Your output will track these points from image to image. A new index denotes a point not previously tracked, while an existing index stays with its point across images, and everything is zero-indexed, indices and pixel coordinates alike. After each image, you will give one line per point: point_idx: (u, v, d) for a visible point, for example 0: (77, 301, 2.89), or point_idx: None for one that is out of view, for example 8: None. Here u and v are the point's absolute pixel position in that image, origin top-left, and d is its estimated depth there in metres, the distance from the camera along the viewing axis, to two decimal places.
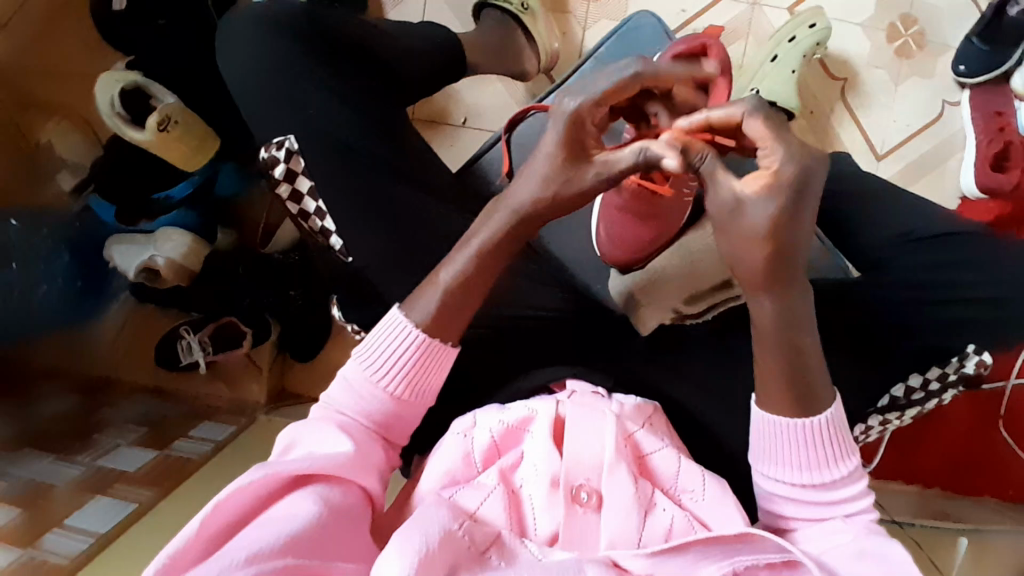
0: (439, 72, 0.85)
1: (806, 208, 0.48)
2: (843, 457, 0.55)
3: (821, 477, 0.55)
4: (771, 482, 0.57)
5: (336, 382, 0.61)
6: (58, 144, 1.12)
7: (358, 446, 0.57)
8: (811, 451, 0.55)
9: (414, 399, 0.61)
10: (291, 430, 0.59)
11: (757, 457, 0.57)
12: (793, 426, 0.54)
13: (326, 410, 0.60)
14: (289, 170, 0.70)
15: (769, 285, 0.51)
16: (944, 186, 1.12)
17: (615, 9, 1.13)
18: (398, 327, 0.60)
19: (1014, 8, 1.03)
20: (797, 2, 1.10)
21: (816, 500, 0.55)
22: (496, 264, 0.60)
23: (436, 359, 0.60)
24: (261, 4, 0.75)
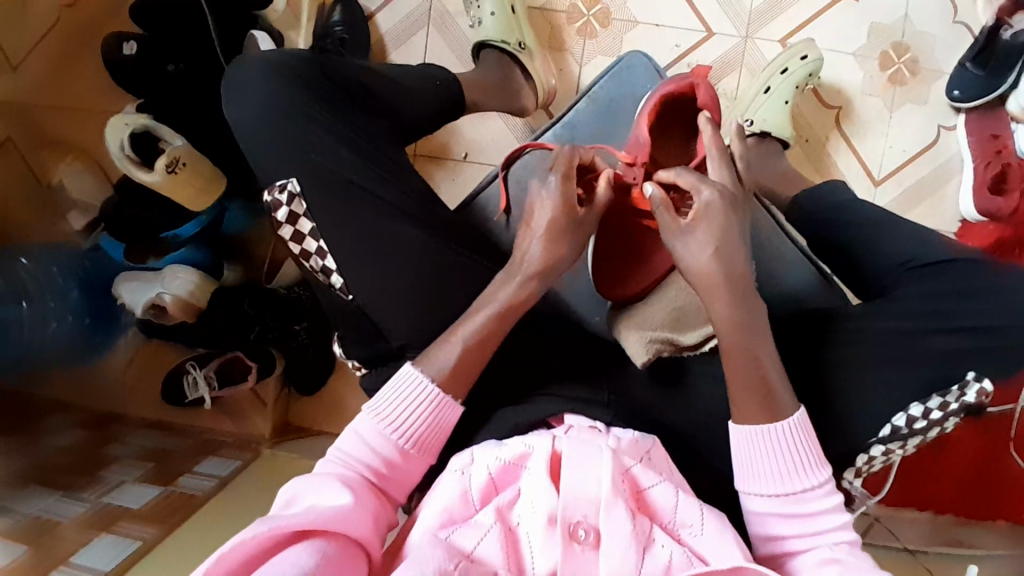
0: (437, 111, 0.87)
1: (736, 230, 0.62)
2: (815, 466, 0.61)
3: (797, 486, 0.60)
4: (755, 499, 0.62)
5: (346, 435, 0.63)
6: (71, 183, 1.15)
7: (358, 500, 0.58)
8: (785, 460, 0.61)
9: (418, 455, 0.64)
10: (292, 485, 0.59)
11: (741, 478, 0.62)
12: (765, 435, 0.61)
13: (334, 463, 0.62)
14: (292, 212, 0.72)
15: (722, 297, 0.62)
16: (942, 211, 1.12)
17: (611, 46, 1.16)
18: (412, 382, 0.64)
19: (1007, 31, 1.03)
20: (789, 35, 1.12)
21: (796, 512, 0.61)
22: (507, 325, 0.66)
23: (445, 413, 0.64)
24: (265, 52, 0.77)
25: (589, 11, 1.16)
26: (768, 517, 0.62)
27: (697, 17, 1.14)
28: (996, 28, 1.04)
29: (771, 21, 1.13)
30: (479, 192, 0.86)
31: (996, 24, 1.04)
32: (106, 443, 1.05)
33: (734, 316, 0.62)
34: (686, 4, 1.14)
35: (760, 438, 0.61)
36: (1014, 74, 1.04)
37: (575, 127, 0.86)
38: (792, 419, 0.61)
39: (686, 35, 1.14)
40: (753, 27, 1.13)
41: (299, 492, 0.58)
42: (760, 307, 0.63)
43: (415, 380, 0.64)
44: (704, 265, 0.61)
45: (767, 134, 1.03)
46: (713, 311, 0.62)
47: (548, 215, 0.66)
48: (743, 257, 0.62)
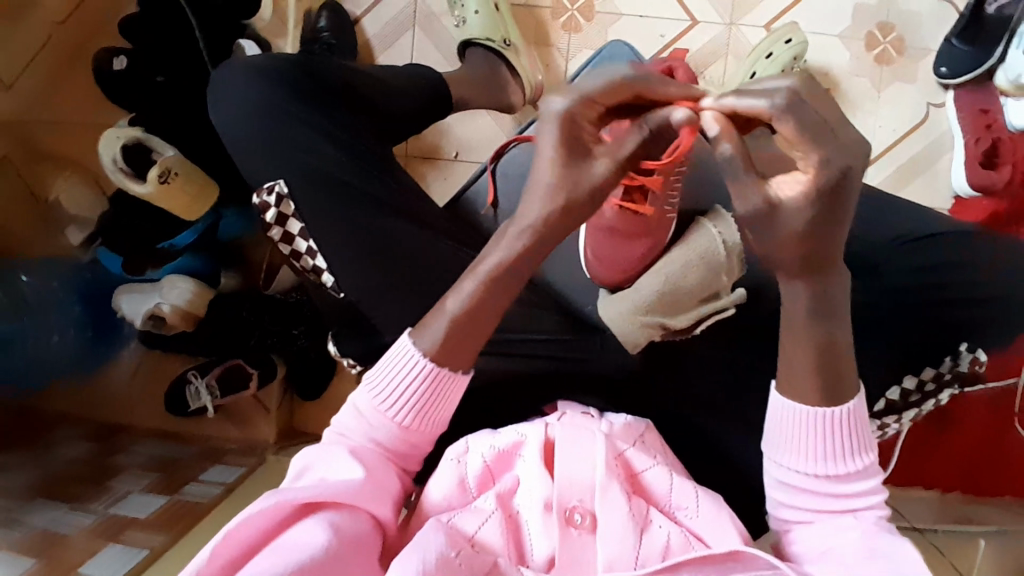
0: (424, 110, 0.88)
1: (842, 209, 0.49)
2: (860, 450, 0.55)
3: (833, 468, 0.55)
4: (780, 468, 0.57)
5: (345, 410, 0.61)
6: (64, 199, 1.16)
7: (371, 474, 0.57)
8: (828, 442, 0.55)
9: (422, 428, 0.60)
10: (304, 457, 0.59)
11: (773, 447, 0.57)
12: (816, 415, 0.55)
13: (339, 436, 0.60)
14: (281, 214, 0.73)
15: (808, 272, 0.52)
16: (936, 188, 1.13)
17: (596, 39, 1.16)
18: (406, 355, 0.59)
19: (992, 4, 1.04)
20: (773, 19, 1.13)
21: (823, 491, 0.55)
22: (500, 298, 0.58)
23: (446, 388, 0.59)
24: (251, 56, 0.78)
25: (573, 5, 1.17)
26: (786, 488, 0.57)
27: (681, 6, 1.14)
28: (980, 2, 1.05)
29: (756, 6, 1.13)
30: (467, 188, 0.87)
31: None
32: (112, 454, 1.06)
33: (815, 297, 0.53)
34: None
35: (810, 416, 0.55)
36: (1002, 48, 1.03)
37: None
38: (846, 406, 0.55)
39: (671, 25, 1.14)
40: (738, 13, 1.13)
41: (311, 464, 0.58)
42: (840, 285, 0.54)
43: (408, 355, 0.59)
44: (802, 227, 0.49)
45: None
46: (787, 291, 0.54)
47: (551, 159, 0.52)
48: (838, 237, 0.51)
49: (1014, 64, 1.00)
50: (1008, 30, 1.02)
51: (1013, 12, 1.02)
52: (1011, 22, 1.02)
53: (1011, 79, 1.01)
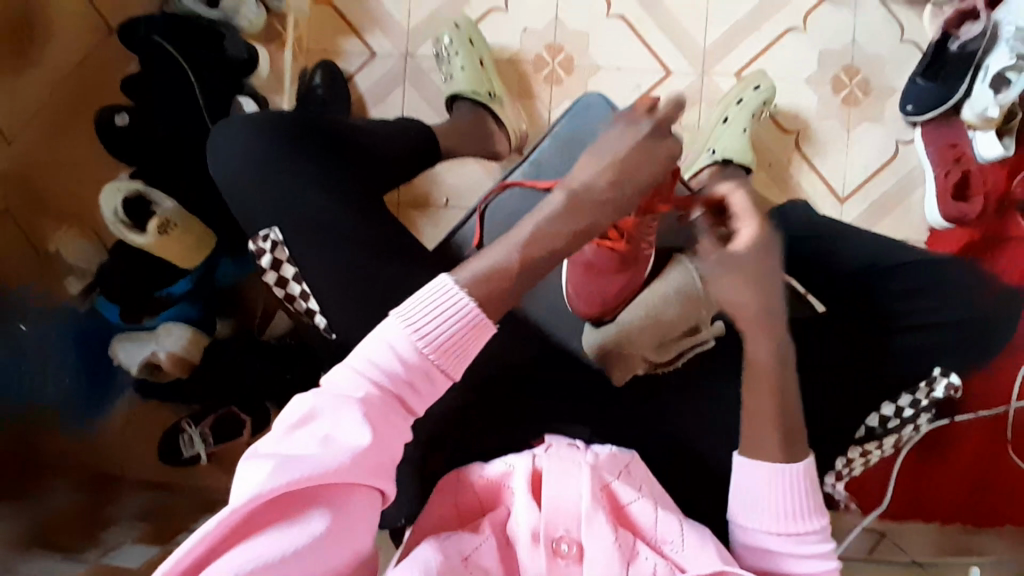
0: (415, 160, 0.93)
1: None
2: (816, 513, 0.62)
3: (793, 523, 0.61)
4: (750, 531, 0.62)
5: (375, 343, 0.56)
6: (65, 250, 1.15)
7: (377, 437, 0.54)
8: (793, 500, 0.61)
9: (446, 373, 0.57)
10: (311, 403, 0.55)
11: (741, 511, 0.63)
12: (777, 476, 0.62)
13: (360, 372, 0.56)
14: (276, 259, 0.77)
15: (773, 332, 0.67)
16: (912, 221, 1.17)
17: (576, 89, 1.23)
18: (449, 299, 0.57)
19: (955, 43, 1.10)
20: (743, 67, 1.20)
21: (790, 550, 0.61)
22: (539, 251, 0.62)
23: (477, 335, 0.58)
24: (248, 115, 0.83)
25: (553, 60, 1.23)
26: (756, 545, 0.62)
27: (656, 59, 1.21)
28: (944, 40, 1.11)
29: (726, 56, 1.20)
30: (453, 233, 0.89)
31: (943, 37, 1.11)
32: (104, 505, 1.06)
33: (774, 353, 0.67)
34: (643, 47, 1.21)
35: (771, 473, 0.62)
36: (966, 84, 1.07)
37: (540, 166, 0.90)
38: (803, 461, 0.62)
39: (646, 75, 1.21)
40: (710, 63, 1.20)
41: (318, 414, 0.54)
42: (790, 344, 0.67)
43: (451, 295, 0.57)
44: None
45: (729, 161, 1.07)
46: (753, 348, 0.67)
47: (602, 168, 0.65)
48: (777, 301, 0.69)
49: (978, 99, 1.04)
50: (973, 64, 1.06)
51: (976, 47, 1.06)
52: (974, 57, 1.06)
53: (977, 113, 1.05)
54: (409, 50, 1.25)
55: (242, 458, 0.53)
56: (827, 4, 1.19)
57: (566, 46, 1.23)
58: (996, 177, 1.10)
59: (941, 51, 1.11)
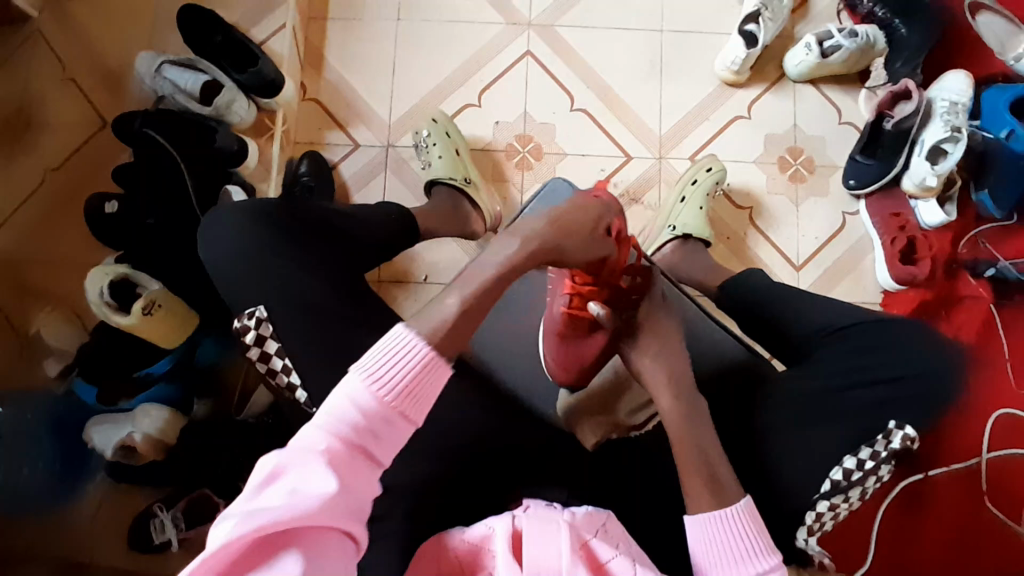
0: (395, 239, 0.99)
1: None
2: (766, 551, 0.66)
3: (744, 569, 0.65)
4: None
5: (333, 395, 0.61)
6: (47, 333, 1.18)
7: (342, 483, 0.56)
8: (742, 542, 0.66)
9: (407, 417, 0.62)
10: (274, 461, 0.56)
11: (700, 566, 0.67)
12: (718, 521, 0.67)
13: (319, 427, 0.59)
14: (259, 336, 0.78)
15: (675, 392, 0.75)
16: (865, 286, 1.25)
17: (545, 173, 1.32)
18: (404, 344, 0.63)
19: (889, 120, 1.20)
20: (697, 151, 1.31)
21: None
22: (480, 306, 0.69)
23: (431, 375, 0.63)
24: (236, 203, 0.88)
25: (524, 147, 1.33)
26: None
27: (617, 145, 1.32)
28: (879, 119, 1.21)
29: (681, 142, 1.32)
30: None
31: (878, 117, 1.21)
32: None
33: (677, 408, 0.74)
34: (605, 135, 1.33)
35: (711, 523, 0.67)
36: (902, 158, 1.21)
37: None
38: (739, 502, 0.68)
39: (609, 160, 1.32)
40: (666, 149, 1.32)
41: (282, 471, 0.56)
42: (701, 400, 0.75)
43: (406, 343, 0.63)
44: None
45: (689, 236, 1.17)
46: (659, 405, 0.75)
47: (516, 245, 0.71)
48: (682, 360, 0.78)
49: (917, 170, 1.18)
50: (909, 140, 1.20)
51: (910, 125, 1.18)
52: (909, 134, 1.19)
53: (916, 183, 1.20)
54: (390, 140, 1.35)
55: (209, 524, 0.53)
56: (768, 96, 1.33)
57: (535, 135, 1.34)
58: (940, 242, 1.22)
59: (877, 129, 1.22)
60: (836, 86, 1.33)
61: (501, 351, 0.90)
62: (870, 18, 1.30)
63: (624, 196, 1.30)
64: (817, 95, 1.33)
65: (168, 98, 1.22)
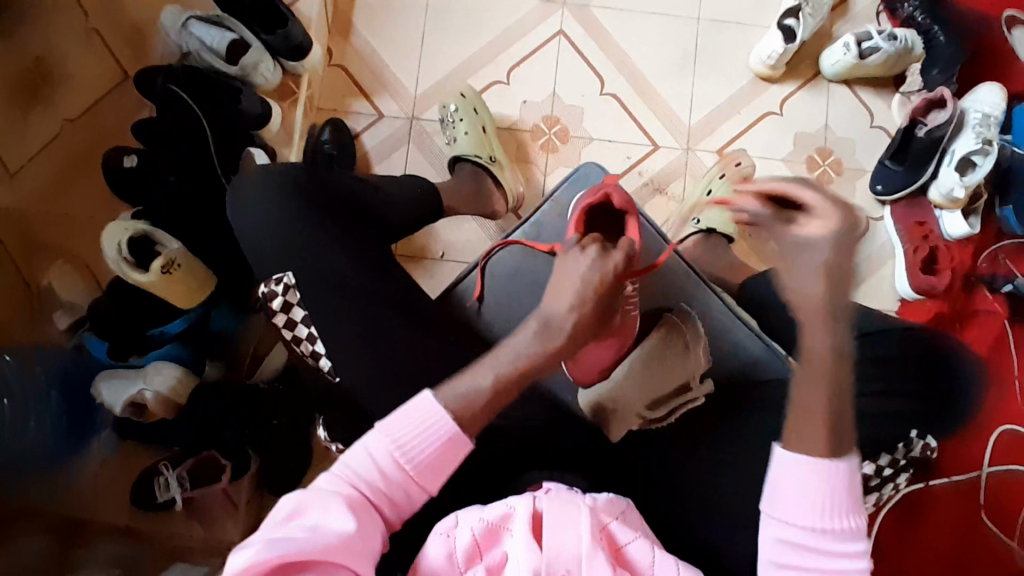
0: (418, 217, 0.97)
1: None
2: (851, 510, 0.64)
3: (824, 521, 0.63)
4: (784, 529, 0.64)
5: (355, 450, 0.64)
6: (58, 287, 1.17)
7: (360, 526, 0.60)
8: (831, 497, 0.63)
9: (421, 484, 0.64)
10: (296, 499, 0.60)
11: (774, 507, 0.65)
12: (814, 471, 0.64)
13: (341, 476, 0.63)
14: (287, 302, 0.78)
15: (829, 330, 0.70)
16: (884, 290, 1.25)
17: (570, 157, 1.31)
18: (428, 410, 0.64)
19: (922, 127, 1.17)
20: (725, 146, 1.30)
21: (822, 548, 0.63)
22: (522, 377, 0.67)
23: (452, 447, 0.64)
24: (269, 166, 0.86)
25: (550, 130, 1.32)
26: (779, 544, 0.64)
27: (644, 134, 1.30)
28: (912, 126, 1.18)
29: (709, 135, 1.30)
30: (455, 284, 0.91)
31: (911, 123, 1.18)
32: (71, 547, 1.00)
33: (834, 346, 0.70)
34: (633, 123, 1.31)
35: (807, 471, 0.64)
36: (931, 167, 1.19)
37: (541, 226, 0.92)
38: (844, 462, 0.64)
39: (636, 149, 1.30)
40: (694, 140, 1.30)
41: (303, 508, 0.60)
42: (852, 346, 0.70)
43: (430, 410, 0.64)
44: None
45: (713, 230, 1.13)
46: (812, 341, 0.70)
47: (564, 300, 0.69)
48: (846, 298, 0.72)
49: (944, 180, 1.16)
50: (939, 149, 1.17)
51: (942, 134, 1.15)
52: (940, 142, 1.16)
53: (943, 194, 1.17)
54: (415, 113, 1.33)
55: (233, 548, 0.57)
56: (801, 94, 1.31)
57: (562, 118, 1.32)
58: (961, 254, 1.21)
59: (908, 135, 1.19)
60: (869, 88, 1.31)
61: (525, 334, 0.87)
62: (909, 22, 1.28)
63: (648, 186, 1.29)
64: (851, 96, 1.31)
65: (194, 54, 1.18)
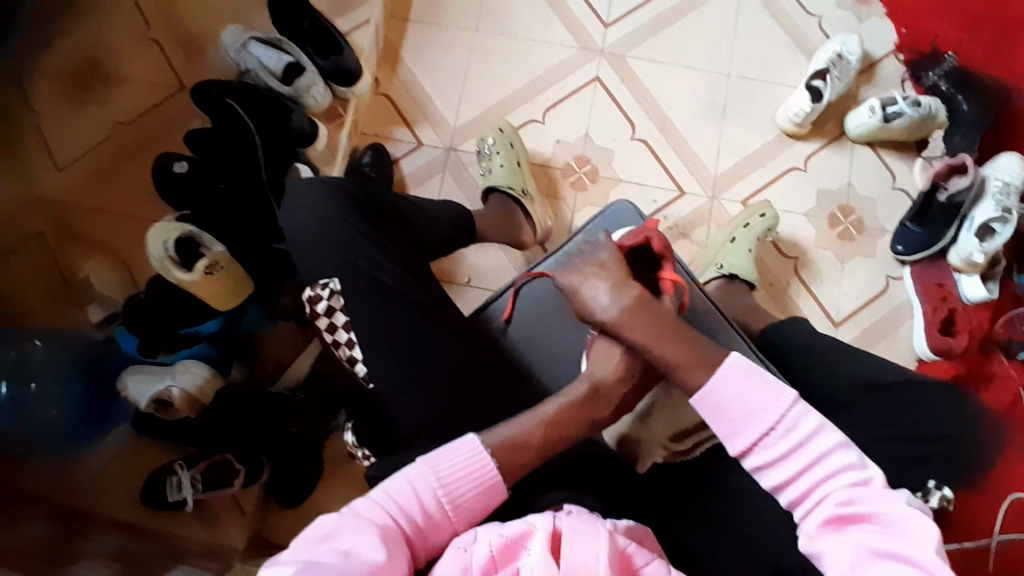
0: (453, 239, 1.01)
1: None
2: (779, 398, 0.69)
3: (768, 423, 0.69)
4: (750, 455, 0.70)
5: (394, 481, 0.67)
6: (93, 279, 1.19)
7: (391, 557, 0.61)
8: (757, 397, 0.70)
9: (453, 525, 0.67)
10: (331, 521, 0.63)
11: (728, 437, 0.71)
12: (728, 380, 0.72)
13: (376, 506, 0.65)
14: (329, 307, 0.82)
15: None
16: (900, 349, 1.26)
17: (598, 196, 1.35)
18: (471, 452, 0.69)
19: (943, 193, 1.22)
20: (749, 196, 1.34)
21: (785, 450, 0.68)
22: (564, 431, 0.73)
23: (488, 493, 0.68)
24: (317, 179, 0.90)
25: (580, 168, 1.37)
26: (768, 476, 0.69)
27: (671, 178, 1.35)
28: (933, 191, 1.22)
29: (735, 184, 1.35)
30: (487, 304, 0.92)
31: (933, 187, 1.22)
32: (74, 538, 0.98)
33: None
34: (661, 168, 1.36)
35: (724, 390, 0.72)
36: (951, 231, 1.22)
37: (572, 256, 0.92)
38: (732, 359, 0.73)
39: (662, 193, 1.35)
40: (719, 189, 1.35)
41: (338, 531, 0.62)
42: None
43: (472, 450, 0.69)
44: None
45: (735, 276, 1.17)
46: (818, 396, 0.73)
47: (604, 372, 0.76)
48: None
49: (964, 244, 1.19)
50: (960, 215, 1.21)
51: (962, 200, 1.20)
52: (960, 208, 1.20)
53: (963, 257, 1.21)
54: (452, 144, 1.39)
55: (264, 565, 0.60)
56: (825, 152, 1.35)
57: (593, 158, 1.37)
58: (978, 318, 1.22)
59: (929, 198, 1.23)
60: (892, 151, 1.36)
61: (551, 360, 0.89)
62: (933, 90, 1.36)
63: (672, 229, 1.32)
64: (873, 158, 1.35)
65: (252, 73, 1.23)
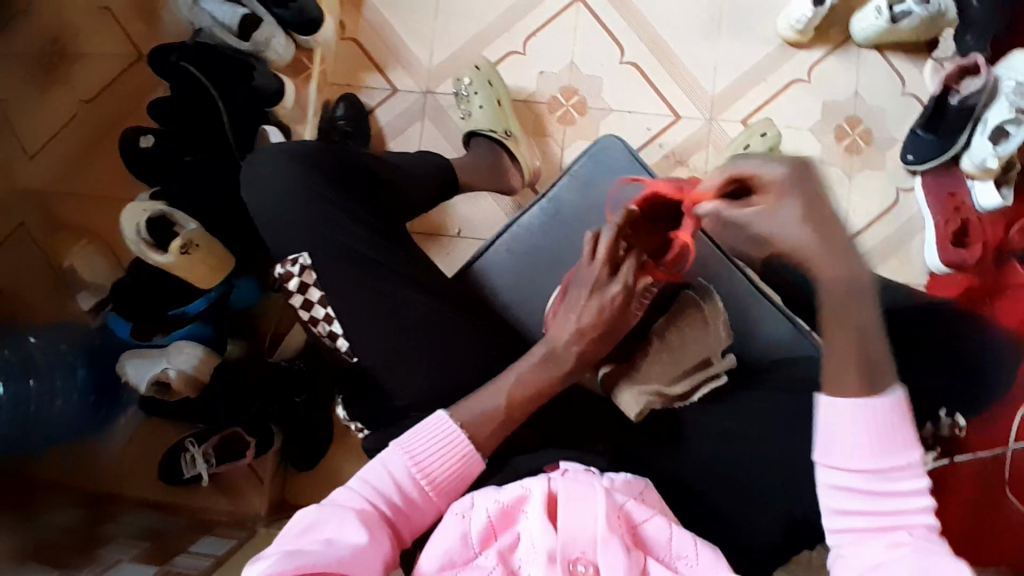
0: (432, 194, 0.95)
1: None
2: (907, 450, 0.57)
3: (882, 462, 0.56)
4: (835, 473, 0.58)
5: (371, 465, 0.67)
6: (81, 268, 1.15)
7: (373, 539, 0.61)
8: (879, 436, 0.56)
9: (438, 499, 0.68)
10: (309, 513, 0.62)
11: (822, 449, 0.59)
12: (858, 404, 0.57)
13: (353, 491, 0.65)
14: (303, 282, 0.79)
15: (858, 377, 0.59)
16: (912, 266, 1.22)
17: (587, 130, 1.27)
18: (444, 427, 0.70)
19: (955, 96, 1.09)
20: (749, 115, 1.25)
21: (871, 488, 0.57)
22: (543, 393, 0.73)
23: (466, 467, 0.69)
24: (276, 145, 0.85)
25: (568, 102, 1.28)
26: (836, 495, 0.58)
27: (665, 104, 1.26)
28: (943, 95, 1.11)
29: (732, 104, 1.26)
30: (472, 261, 0.88)
31: (943, 91, 1.10)
32: (101, 522, 1.00)
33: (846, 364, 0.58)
34: (653, 93, 1.27)
35: (853, 413, 0.57)
36: (964, 136, 1.11)
37: (558, 203, 0.87)
38: (892, 396, 0.57)
39: (656, 119, 1.26)
40: (717, 109, 1.26)
41: (317, 522, 0.61)
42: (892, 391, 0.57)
43: (446, 426, 0.70)
44: None
45: None
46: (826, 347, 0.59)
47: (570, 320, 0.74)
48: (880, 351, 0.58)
49: (977, 150, 1.09)
50: (972, 118, 1.09)
51: (976, 103, 1.07)
52: (972, 112, 1.08)
53: (976, 163, 1.10)
54: (429, 87, 1.30)
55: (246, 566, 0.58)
56: (831, 60, 1.25)
57: (580, 88, 1.28)
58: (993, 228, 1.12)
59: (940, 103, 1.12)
60: (902, 53, 1.25)
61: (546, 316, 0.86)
62: None
63: (669, 158, 1.25)
64: (881, 62, 1.25)
65: (207, 31, 1.16)
